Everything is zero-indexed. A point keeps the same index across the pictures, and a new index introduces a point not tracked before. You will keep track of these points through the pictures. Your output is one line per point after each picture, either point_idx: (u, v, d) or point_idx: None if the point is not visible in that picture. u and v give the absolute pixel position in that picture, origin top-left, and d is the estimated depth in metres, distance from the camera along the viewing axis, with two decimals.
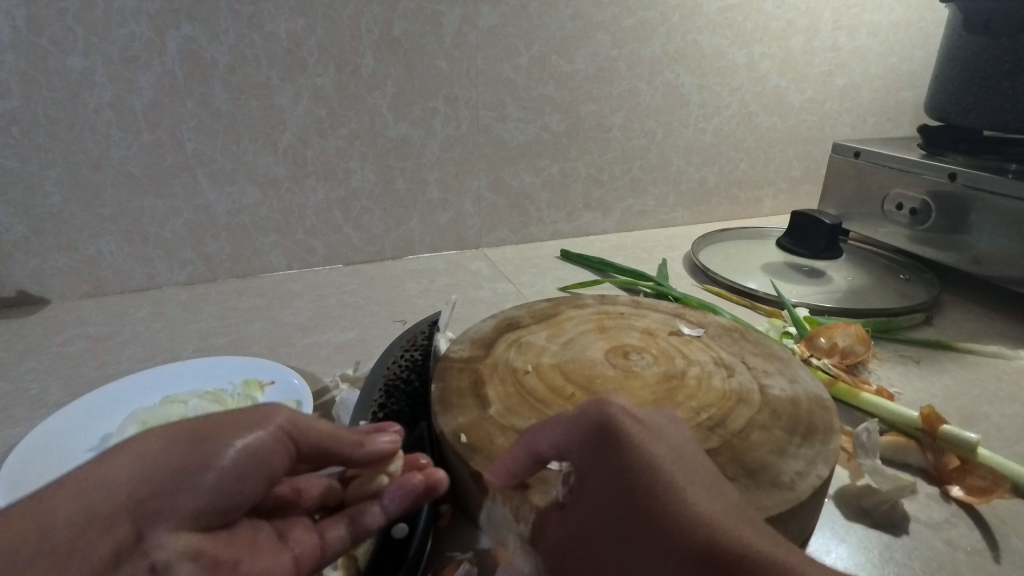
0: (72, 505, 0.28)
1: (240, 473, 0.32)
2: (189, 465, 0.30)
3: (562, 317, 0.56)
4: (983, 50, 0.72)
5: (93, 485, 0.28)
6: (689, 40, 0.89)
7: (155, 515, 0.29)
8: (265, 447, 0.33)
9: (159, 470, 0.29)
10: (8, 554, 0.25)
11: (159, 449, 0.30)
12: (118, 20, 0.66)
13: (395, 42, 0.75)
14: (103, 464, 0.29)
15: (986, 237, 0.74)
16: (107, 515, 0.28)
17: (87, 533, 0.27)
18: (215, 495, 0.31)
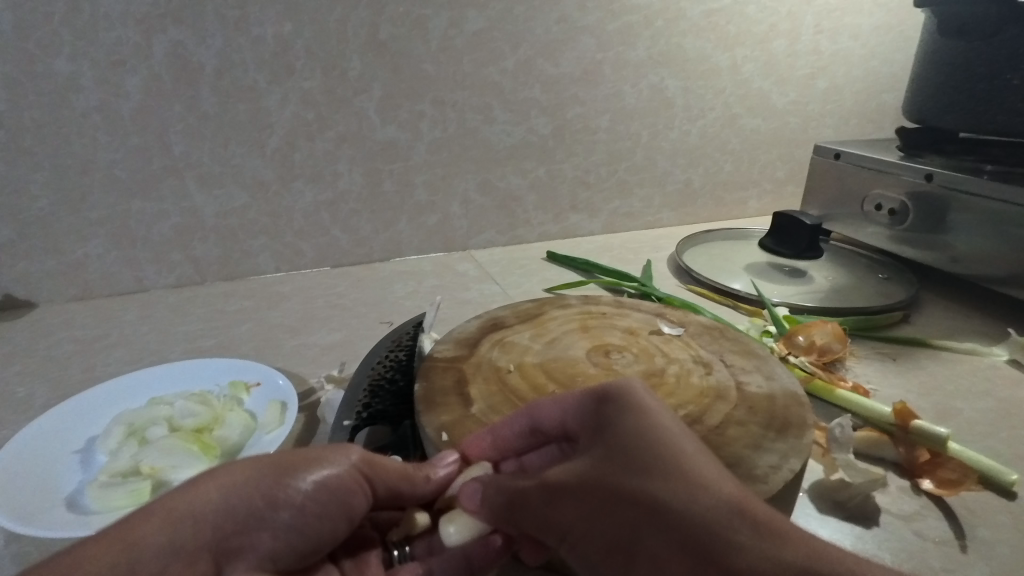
0: (163, 534, 0.31)
1: (313, 513, 0.35)
2: (273, 501, 0.34)
3: (546, 317, 0.57)
4: (957, 54, 0.74)
5: (186, 514, 0.32)
6: (672, 43, 0.90)
7: (234, 549, 0.33)
8: (340, 484, 0.36)
9: (247, 502, 0.33)
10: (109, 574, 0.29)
11: (243, 485, 0.33)
12: (104, 24, 0.66)
13: (382, 46, 0.76)
14: (191, 492, 0.33)
15: (963, 236, 0.76)
16: (193, 550, 0.32)
17: (172, 565, 0.31)
18: (289, 532, 0.35)
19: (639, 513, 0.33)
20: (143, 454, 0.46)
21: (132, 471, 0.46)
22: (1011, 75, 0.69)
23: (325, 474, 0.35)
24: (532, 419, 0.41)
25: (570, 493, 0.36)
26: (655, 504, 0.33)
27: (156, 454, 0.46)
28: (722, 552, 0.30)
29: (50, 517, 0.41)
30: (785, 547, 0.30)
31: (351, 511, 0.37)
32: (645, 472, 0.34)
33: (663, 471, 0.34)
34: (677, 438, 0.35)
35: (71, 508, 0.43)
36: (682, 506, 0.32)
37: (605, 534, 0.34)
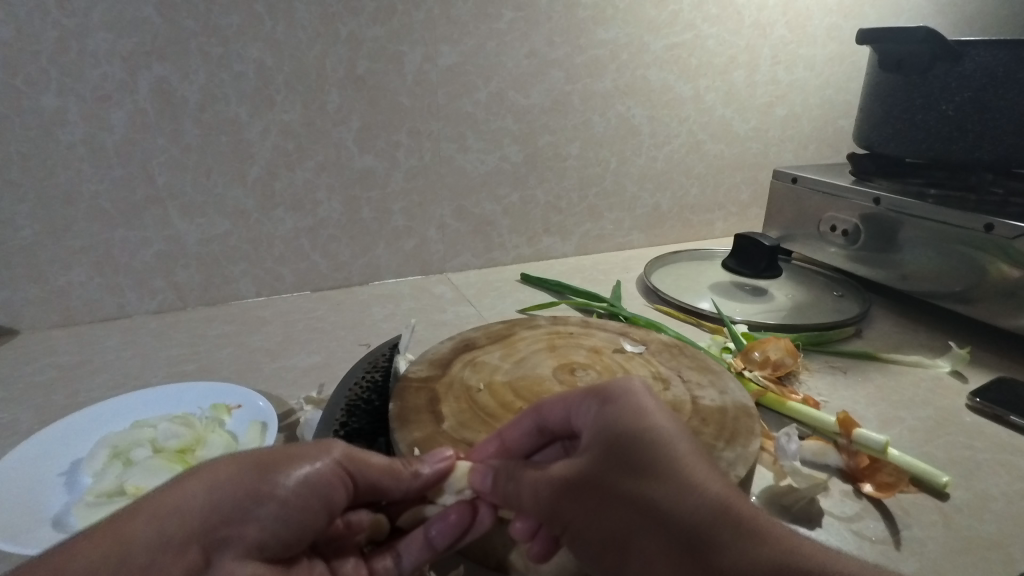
0: (153, 528, 0.32)
1: (297, 504, 0.36)
2: (256, 492, 0.35)
3: (516, 337, 0.60)
4: (898, 86, 0.80)
5: (172, 509, 0.33)
6: (638, 75, 0.95)
7: (224, 541, 0.34)
8: (322, 477, 0.37)
9: (231, 495, 0.34)
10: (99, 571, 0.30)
11: (226, 479, 0.35)
12: (91, 61, 0.69)
13: (360, 80, 0.80)
14: (175, 492, 0.34)
15: (912, 255, 0.81)
16: (183, 540, 0.33)
17: (161, 558, 0.32)
18: (274, 523, 0.35)
19: (636, 511, 0.36)
20: (127, 475, 0.48)
21: (117, 491, 0.48)
22: (945, 106, 0.75)
23: (304, 465, 0.37)
24: (539, 418, 0.44)
25: (575, 490, 0.38)
26: (652, 508, 0.36)
27: (140, 474, 0.48)
28: (704, 550, 0.34)
29: (37, 537, 0.43)
30: (762, 546, 0.34)
31: (333, 500, 0.38)
32: (642, 476, 0.37)
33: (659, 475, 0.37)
34: (668, 439, 0.39)
35: (58, 527, 0.44)
36: (675, 509, 0.36)
37: (605, 528, 0.37)
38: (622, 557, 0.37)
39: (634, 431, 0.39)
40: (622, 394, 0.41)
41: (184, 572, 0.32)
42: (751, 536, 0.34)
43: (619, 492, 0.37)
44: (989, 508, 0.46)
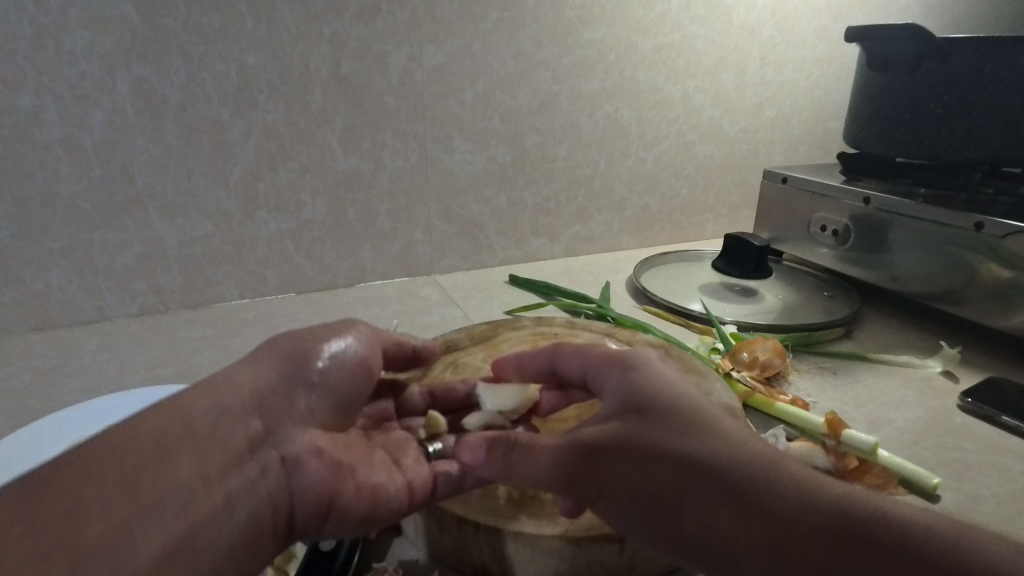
0: (211, 405, 0.39)
1: (334, 378, 0.43)
2: (299, 363, 0.43)
3: (498, 339, 0.60)
4: (886, 85, 0.79)
5: (227, 384, 0.41)
6: (626, 75, 0.95)
7: (276, 417, 0.41)
8: (356, 351, 0.45)
9: (279, 370, 0.42)
10: (171, 429, 0.37)
11: (265, 364, 0.43)
12: (69, 60, 0.68)
13: (344, 80, 0.79)
14: (229, 374, 0.42)
15: (901, 255, 0.80)
16: (238, 414, 0.40)
17: (225, 421, 0.39)
18: (319, 393, 0.43)
19: (681, 464, 0.36)
20: None
21: None
22: (934, 105, 0.74)
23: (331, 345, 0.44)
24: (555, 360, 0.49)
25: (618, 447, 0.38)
26: (697, 460, 0.36)
27: None
28: (760, 493, 0.34)
29: None
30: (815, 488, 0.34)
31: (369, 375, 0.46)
32: (683, 432, 0.38)
33: (698, 431, 0.37)
34: (697, 402, 0.40)
35: None
36: (725, 461, 0.36)
37: (648, 486, 0.37)
38: (673, 519, 0.36)
39: (665, 393, 0.40)
40: (642, 365, 0.43)
41: (244, 435, 0.39)
42: (803, 477, 0.34)
43: (662, 447, 0.37)
44: (979, 510, 0.45)
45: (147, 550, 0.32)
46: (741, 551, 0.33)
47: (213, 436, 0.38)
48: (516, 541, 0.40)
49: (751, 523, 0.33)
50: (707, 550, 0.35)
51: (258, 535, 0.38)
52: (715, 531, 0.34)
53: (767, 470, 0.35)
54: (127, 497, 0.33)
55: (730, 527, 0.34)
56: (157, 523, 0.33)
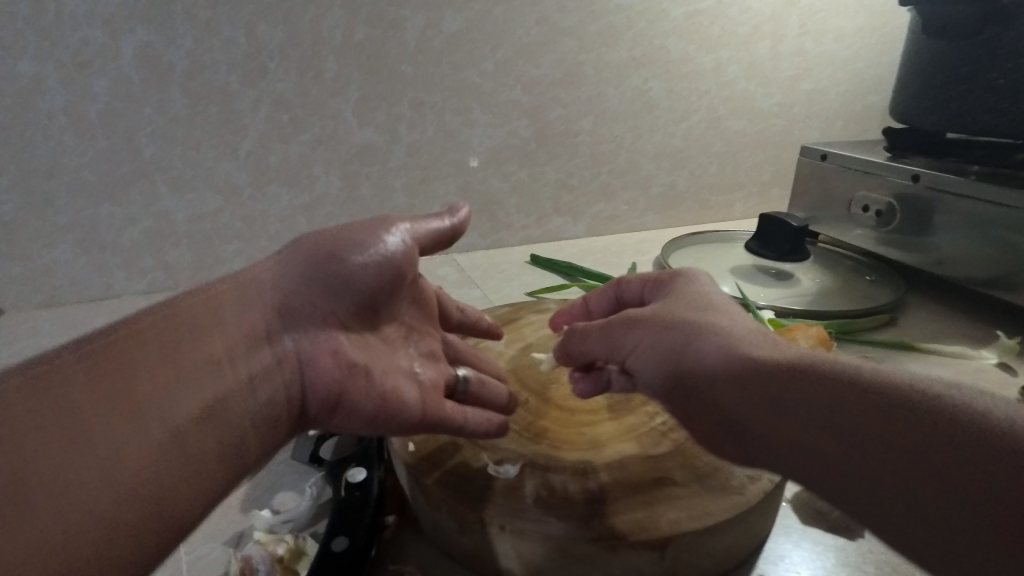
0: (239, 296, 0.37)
1: (360, 277, 0.40)
2: (320, 261, 0.39)
3: (522, 322, 0.56)
4: (941, 54, 0.73)
5: (250, 282, 0.38)
6: (655, 45, 0.89)
7: (301, 313, 0.38)
8: (386, 260, 0.41)
9: (300, 270, 0.39)
10: (193, 314, 0.35)
11: (290, 266, 0.39)
12: (70, 23, 0.64)
13: (358, 47, 0.75)
14: (256, 274, 0.39)
15: (949, 238, 0.75)
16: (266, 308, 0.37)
17: (248, 313, 0.36)
18: (345, 293, 0.39)
19: (694, 327, 0.39)
20: None
21: None
22: (996, 74, 0.68)
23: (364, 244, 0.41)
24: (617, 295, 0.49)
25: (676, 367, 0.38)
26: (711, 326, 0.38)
27: None
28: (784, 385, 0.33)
29: None
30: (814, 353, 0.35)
31: (399, 279, 0.42)
32: (697, 308, 0.41)
33: (713, 310, 0.40)
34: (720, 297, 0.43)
35: None
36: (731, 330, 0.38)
37: (703, 398, 0.37)
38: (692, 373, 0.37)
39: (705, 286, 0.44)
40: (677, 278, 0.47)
41: (265, 326, 0.37)
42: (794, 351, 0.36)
43: (686, 313, 0.40)
44: None
45: (182, 410, 0.31)
46: (743, 395, 0.34)
47: (236, 321, 0.35)
48: (543, 544, 0.34)
49: (753, 369, 0.34)
50: (720, 402, 0.35)
51: (278, 418, 0.36)
52: (723, 379, 0.35)
53: (768, 345, 0.37)
54: (160, 366, 0.31)
55: (733, 373, 0.35)
56: (190, 385, 0.32)
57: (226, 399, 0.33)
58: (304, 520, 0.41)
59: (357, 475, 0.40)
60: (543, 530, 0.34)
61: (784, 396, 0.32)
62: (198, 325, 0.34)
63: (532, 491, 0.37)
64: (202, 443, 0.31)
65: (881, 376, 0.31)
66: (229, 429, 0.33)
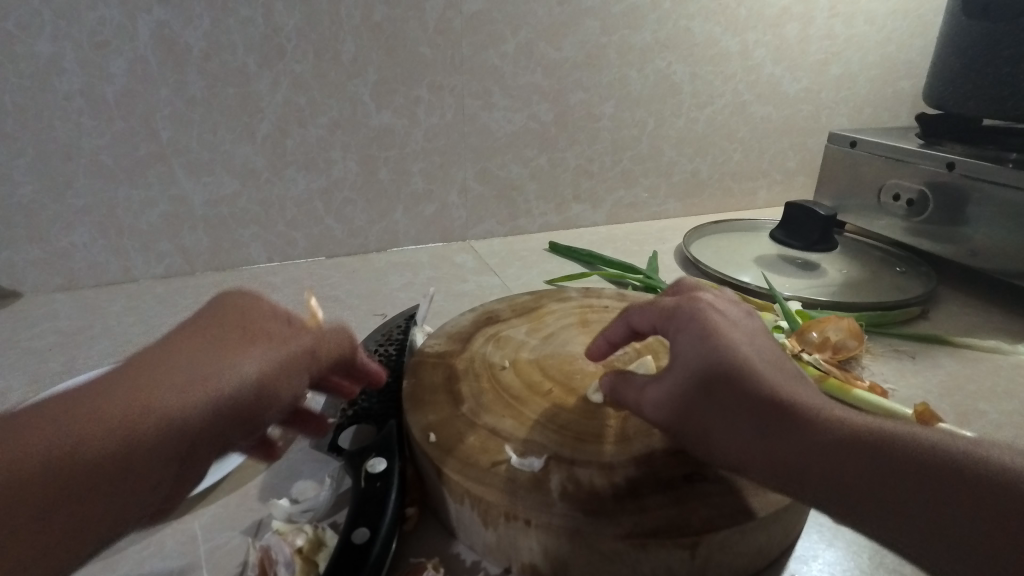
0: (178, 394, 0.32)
1: (271, 398, 0.36)
2: (246, 392, 0.34)
3: (543, 310, 0.54)
4: (981, 36, 0.70)
5: (173, 386, 0.32)
6: (680, 27, 0.87)
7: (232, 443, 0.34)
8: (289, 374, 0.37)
9: (229, 392, 0.33)
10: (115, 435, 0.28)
11: (211, 369, 0.33)
12: (87, 2, 0.63)
13: (377, 28, 0.73)
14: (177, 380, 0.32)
15: (984, 229, 0.72)
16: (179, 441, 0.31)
17: (174, 449, 0.31)
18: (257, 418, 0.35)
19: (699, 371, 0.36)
20: None
21: None
22: None
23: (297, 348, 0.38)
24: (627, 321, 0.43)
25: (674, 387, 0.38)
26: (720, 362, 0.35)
27: None
28: (784, 411, 0.33)
29: None
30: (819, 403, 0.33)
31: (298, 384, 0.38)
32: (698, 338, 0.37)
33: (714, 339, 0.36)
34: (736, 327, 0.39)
35: None
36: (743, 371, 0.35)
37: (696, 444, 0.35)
38: (688, 414, 0.35)
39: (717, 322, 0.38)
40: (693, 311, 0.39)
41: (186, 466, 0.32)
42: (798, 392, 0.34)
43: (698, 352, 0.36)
44: None
45: (70, 523, 0.26)
46: (733, 450, 0.33)
47: (166, 452, 0.30)
48: (572, 541, 0.33)
49: (753, 422, 0.33)
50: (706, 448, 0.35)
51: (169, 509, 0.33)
52: (716, 430, 0.34)
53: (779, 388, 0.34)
54: (61, 508, 0.26)
55: (732, 428, 0.34)
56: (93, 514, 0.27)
57: (125, 516, 0.29)
58: (325, 509, 0.40)
59: (378, 465, 0.39)
60: (575, 526, 0.33)
61: (775, 450, 0.32)
62: (131, 430, 0.29)
63: (557, 483, 0.36)
64: (103, 518, 0.28)
65: (887, 437, 0.30)
66: (129, 524, 0.30)
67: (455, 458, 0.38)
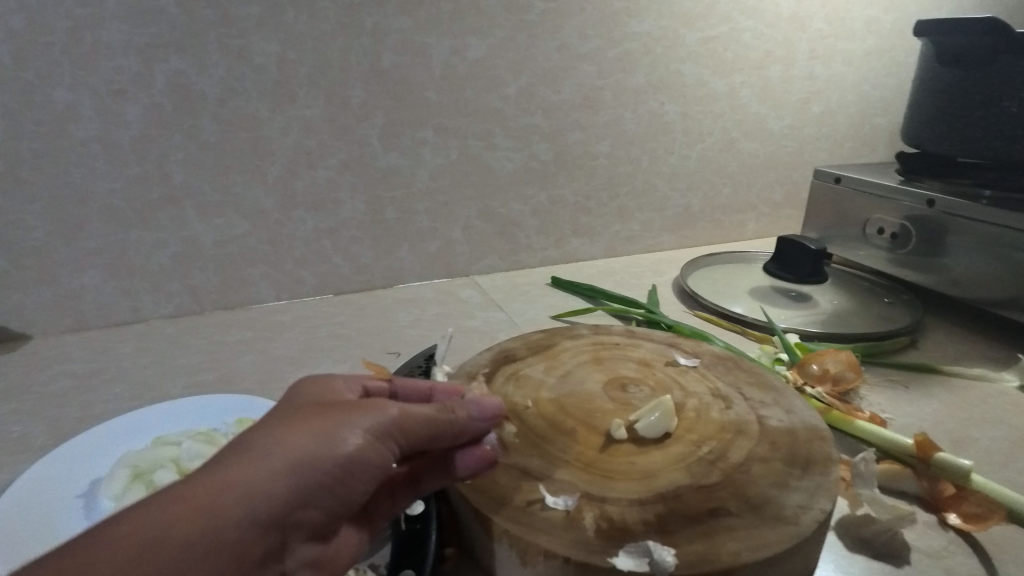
0: (190, 526, 0.28)
1: (406, 420, 0.35)
2: (385, 430, 0.34)
3: (557, 348, 0.57)
4: (953, 81, 0.76)
5: (315, 429, 0.33)
6: (671, 70, 0.91)
7: (300, 520, 0.31)
8: (410, 420, 0.35)
9: (367, 429, 0.34)
10: (268, 485, 0.30)
11: (339, 424, 0.33)
12: (106, 53, 0.65)
13: (385, 74, 0.76)
14: (315, 429, 0.33)
15: (964, 259, 0.76)
16: (268, 521, 0.30)
17: (321, 469, 0.32)
18: (387, 442, 0.34)
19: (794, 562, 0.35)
20: None
21: None
22: (1008, 103, 0.70)
23: (379, 415, 0.34)
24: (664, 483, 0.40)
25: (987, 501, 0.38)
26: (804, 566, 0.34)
27: None
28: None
29: None
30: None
31: (419, 416, 0.36)
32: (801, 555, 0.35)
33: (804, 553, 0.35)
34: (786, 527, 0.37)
35: None
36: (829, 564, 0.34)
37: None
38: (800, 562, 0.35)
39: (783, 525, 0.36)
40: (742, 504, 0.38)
41: (345, 462, 0.32)
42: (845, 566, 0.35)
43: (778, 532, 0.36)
44: None
45: (232, 524, 0.29)
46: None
47: (310, 474, 0.31)
48: (549, 561, 0.36)
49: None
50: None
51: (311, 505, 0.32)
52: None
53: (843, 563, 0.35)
54: (200, 514, 0.28)
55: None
56: (235, 524, 0.29)
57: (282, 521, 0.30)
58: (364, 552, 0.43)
59: (415, 507, 0.42)
60: (549, 547, 0.36)
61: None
62: (273, 483, 0.30)
63: (566, 511, 0.39)
64: (243, 529, 0.29)
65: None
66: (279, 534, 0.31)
67: (488, 498, 0.40)
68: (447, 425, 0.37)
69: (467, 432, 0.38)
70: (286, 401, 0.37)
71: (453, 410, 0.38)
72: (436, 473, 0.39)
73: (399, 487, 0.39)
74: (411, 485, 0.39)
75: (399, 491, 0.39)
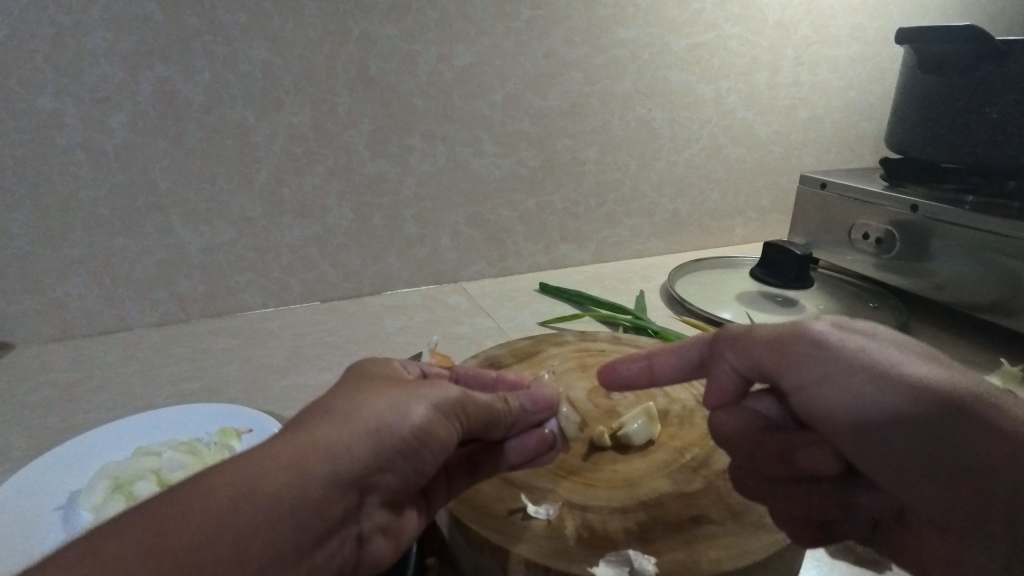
0: (281, 479, 0.29)
1: (468, 404, 0.38)
2: (451, 407, 0.37)
3: (543, 355, 0.57)
4: (935, 88, 0.76)
5: (390, 399, 0.35)
6: (658, 76, 0.92)
7: (375, 483, 0.34)
8: (470, 402, 0.38)
9: (435, 404, 0.36)
10: (350, 446, 0.32)
11: (411, 395, 0.36)
12: (89, 60, 0.65)
13: (372, 81, 0.76)
14: (390, 400, 0.35)
15: (948, 264, 0.77)
16: (348, 482, 0.32)
17: (396, 435, 0.34)
18: (451, 420, 0.37)
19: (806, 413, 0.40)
20: None
21: None
22: (990, 109, 0.71)
23: (445, 391, 0.37)
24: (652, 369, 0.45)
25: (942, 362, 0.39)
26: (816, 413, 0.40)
27: None
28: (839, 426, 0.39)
29: None
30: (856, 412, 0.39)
31: (478, 401, 0.39)
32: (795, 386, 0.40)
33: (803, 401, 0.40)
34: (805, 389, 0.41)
35: None
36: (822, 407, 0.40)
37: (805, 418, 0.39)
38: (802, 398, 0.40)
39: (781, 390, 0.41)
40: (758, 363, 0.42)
41: (418, 431, 0.34)
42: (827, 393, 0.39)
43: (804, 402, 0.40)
44: None
45: (319, 479, 0.30)
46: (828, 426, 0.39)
47: (387, 438, 0.33)
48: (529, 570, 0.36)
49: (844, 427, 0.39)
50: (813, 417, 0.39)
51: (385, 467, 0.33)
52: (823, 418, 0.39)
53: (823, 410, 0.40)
54: (289, 466, 0.29)
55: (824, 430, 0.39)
56: (320, 479, 0.30)
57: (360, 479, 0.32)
58: None
59: None
60: (529, 555, 0.36)
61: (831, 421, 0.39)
62: (354, 445, 0.32)
63: (546, 520, 0.39)
64: (329, 484, 0.30)
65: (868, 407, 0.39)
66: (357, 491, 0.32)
67: (468, 507, 0.40)
68: (504, 414, 0.40)
69: (524, 424, 0.42)
70: (351, 373, 0.39)
71: (509, 402, 0.41)
72: (492, 462, 0.42)
73: (455, 470, 0.41)
74: (468, 470, 0.41)
75: (456, 475, 0.41)
